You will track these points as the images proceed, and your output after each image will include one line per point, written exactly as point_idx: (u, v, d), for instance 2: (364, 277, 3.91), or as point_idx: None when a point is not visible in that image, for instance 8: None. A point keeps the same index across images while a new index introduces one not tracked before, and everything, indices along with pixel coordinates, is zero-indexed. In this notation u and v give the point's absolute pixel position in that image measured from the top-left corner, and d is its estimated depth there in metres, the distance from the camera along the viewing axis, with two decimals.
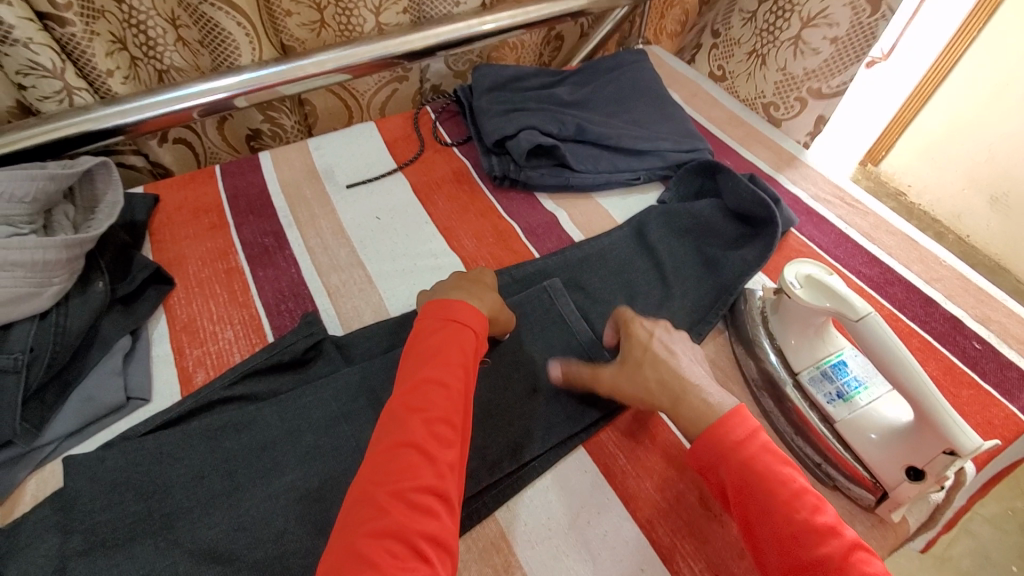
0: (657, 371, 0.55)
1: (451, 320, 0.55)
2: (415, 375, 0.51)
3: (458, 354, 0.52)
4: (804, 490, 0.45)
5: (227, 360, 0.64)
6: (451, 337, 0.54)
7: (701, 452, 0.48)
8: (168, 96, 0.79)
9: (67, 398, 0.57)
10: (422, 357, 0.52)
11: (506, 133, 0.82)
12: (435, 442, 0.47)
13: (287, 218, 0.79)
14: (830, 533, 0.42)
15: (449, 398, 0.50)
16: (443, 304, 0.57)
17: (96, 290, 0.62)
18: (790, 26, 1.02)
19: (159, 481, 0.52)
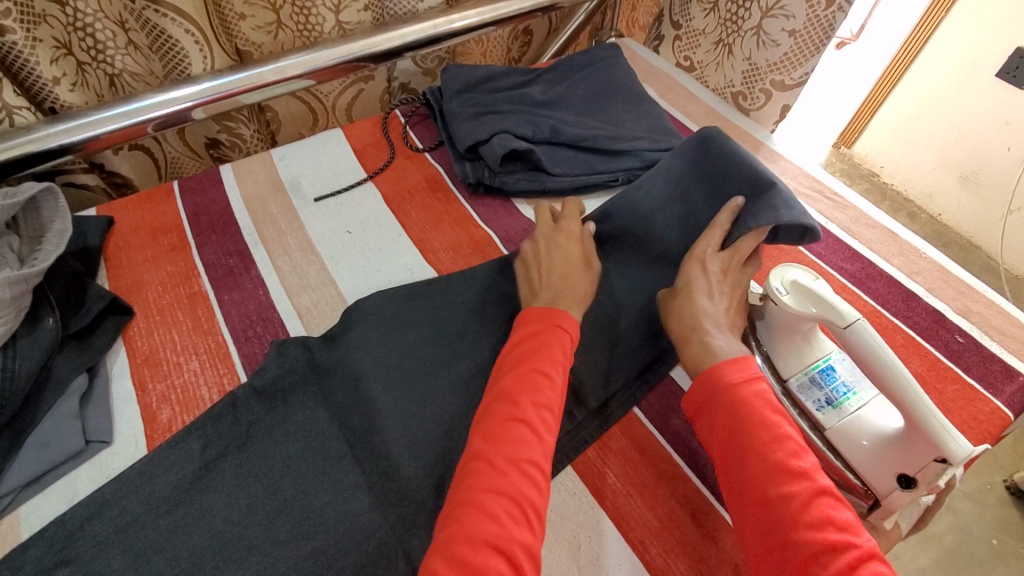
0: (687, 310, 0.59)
1: (551, 325, 0.57)
2: (521, 365, 0.54)
3: (561, 354, 0.55)
4: (788, 436, 0.48)
5: (193, 394, 0.60)
6: (554, 339, 0.56)
7: (702, 391, 0.53)
8: (120, 110, 0.75)
9: (21, 447, 0.54)
10: (529, 349, 0.55)
11: (479, 138, 0.79)
12: (541, 428, 0.50)
13: (252, 236, 0.76)
14: (801, 477, 0.45)
15: (554, 385, 0.52)
16: (548, 310, 0.59)
17: (46, 327, 0.58)
18: (751, 17, 1.00)
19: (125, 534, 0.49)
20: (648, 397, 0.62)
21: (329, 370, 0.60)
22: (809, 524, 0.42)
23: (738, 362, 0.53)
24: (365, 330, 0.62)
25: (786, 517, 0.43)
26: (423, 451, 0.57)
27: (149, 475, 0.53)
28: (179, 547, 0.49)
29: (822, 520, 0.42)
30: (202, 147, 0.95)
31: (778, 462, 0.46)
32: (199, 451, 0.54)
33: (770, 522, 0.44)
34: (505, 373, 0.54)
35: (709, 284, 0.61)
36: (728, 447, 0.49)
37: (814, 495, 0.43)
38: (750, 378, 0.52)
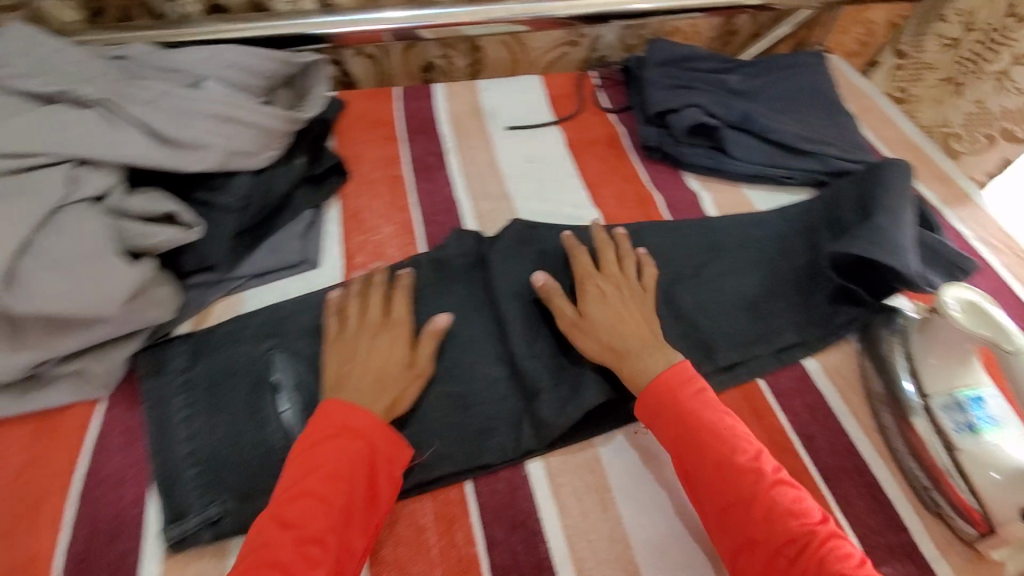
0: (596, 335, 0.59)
1: (337, 432, 0.51)
2: (298, 484, 0.48)
3: (347, 471, 0.49)
4: (738, 438, 0.52)
5: (384, 251, 0.72)
6: (338, 449, 0.50)
7: (648, 402, 0.55)
8: (372, 15, 0.91)
9: (258, 247, 0.68)
10: (310, 466, 0.49)
11: (670, 107, 0.83)
12: (302, 562, 0.44)
13: (451, 144, 0.87)
14: (756, 475, 0.49)
15: (331, 511, 0.47)
16: (339, 410, 0.52)
17: (296, 164, 0.71)
18: (999, 60, 0.98)
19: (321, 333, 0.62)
20: (775, 375, 0.64)
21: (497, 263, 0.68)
22: (777, 515, 0.47)
23: (679, 368, 0.55)
24: (534, 239, 0.70)
25: (750, 514, 0.48)
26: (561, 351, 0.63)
27: None
28: None
29: (783, 511, 0.48)
30: (418, 71, 1.09)
31: (736, 466, 0.50)
32: None
33: (735, 522, 0.48)
34: (285, 484, 0.48)
35: (615, 300, 0.62)
36: (683, 460, 0.52)
37: (778, 490, 0.49)
38: (690, 385, 0.55)
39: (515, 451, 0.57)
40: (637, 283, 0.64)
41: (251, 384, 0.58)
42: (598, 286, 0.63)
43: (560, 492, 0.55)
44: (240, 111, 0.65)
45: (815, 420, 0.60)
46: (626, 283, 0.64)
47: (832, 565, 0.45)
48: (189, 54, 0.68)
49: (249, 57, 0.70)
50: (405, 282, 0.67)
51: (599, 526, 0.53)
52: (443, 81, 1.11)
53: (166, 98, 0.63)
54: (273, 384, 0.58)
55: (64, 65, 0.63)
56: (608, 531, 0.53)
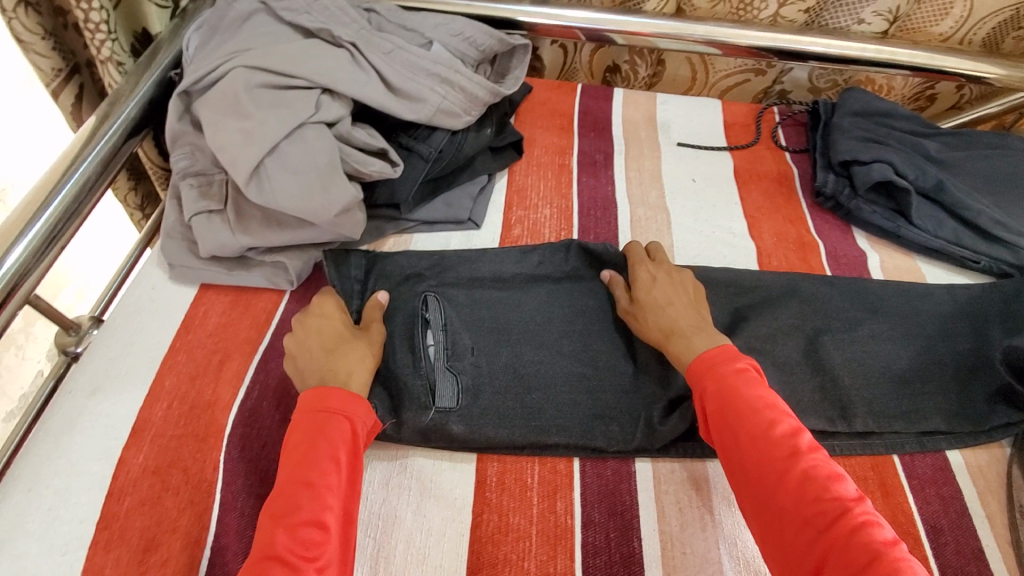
0: (652, 317, 0.62)
1: (324, 409, 0.53)
2: (287, 476, 0.49)
3: (331, 452, 0.50)
4: (776, 413, 0.51)
5: (539, 230, 0.77)
6: (323, 429, 0.52)
7: (695, 378, 0.56)
8: (576, 13, 0.96)
9: (434, 198, 0.75)
10: (295, 457, 0.50)
11: (858, 158, 0.80)
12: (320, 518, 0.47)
13: (619, 146, 0.90)
14: (793, 453, 0.49)
15: (318, 493, 0.48)
16: (319, 395, 0.53)
17: (484, 133, 0.78)
18: None
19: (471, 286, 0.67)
20: (912, 456, 0.60)
21: None
22: (809, 487, 0.46)
23: (724, 351, 0.56)
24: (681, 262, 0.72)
25: (781, 487, 0.47)
26: None
27: (498, 260, 0.70)
28: (500, 319, 0.65)
29: (819, 487, 0.46)
30: (600, 71, 1.14)
31: (771, 437, 0.50)
32: (533, 263, 0.70)
33: (766, 492, 0.48)
34: (285, 469, 0.50)
35: (666, 285, 0.64)
36: (719, 428, 0.52)
37: (812, 464, 0.48)
38: (736, 362, 0.55)
39: (628, 445, 0.58)
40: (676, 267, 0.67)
41: (407, 315, 0.64)
42: (648, 272, 0.66)
43: (660, 496, 0.56)
44: (455, 76, 0.72)
45: (947, 514, 0.56)
46: (678, 273, 0.66)
47: (859, 540, 0.43)
48: (423, 18, 0.77)
49: (471, 30, 0.77)
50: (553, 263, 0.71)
51: (695, 542, 0.53)
52: (620, 87, 1.14)
53: (399, 52, 0.72)
54: (425, 320, 0.64)
55: (326, 8, 0.73)
56: (702, 550, 0.53)
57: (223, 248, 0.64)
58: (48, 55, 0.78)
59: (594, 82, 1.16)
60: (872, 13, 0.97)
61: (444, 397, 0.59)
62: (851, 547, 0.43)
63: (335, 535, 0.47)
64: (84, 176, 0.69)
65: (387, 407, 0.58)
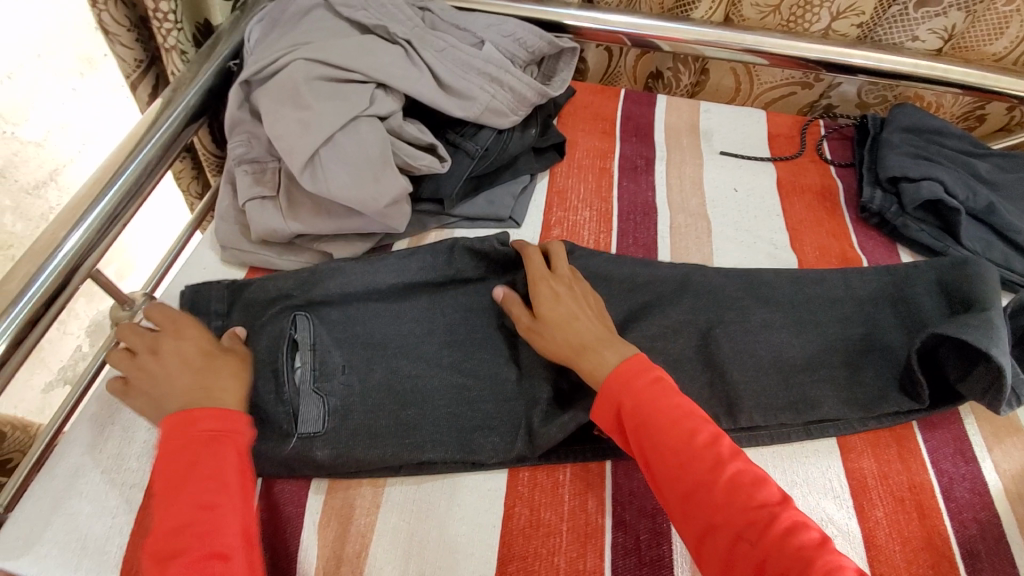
0: (561, 334, 0.58)
1: (192, 438, 0.49)
2: (167, 501, 0.46)
3: (217, 472, 0.48)
4: (694, 421, 0.50)
5: (578, 231, 0.78)
6: (203, 449, 0.48)
7: (607, 398, 0.53)
8: (625, 19, 0.96)
9: (477, 195, 0.76)
10: (173, 482, 0.47)
11: (906, 174, 0.79)
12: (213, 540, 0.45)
13: (661, 152, 0.90)
14: (717, 465, 0.47)
15: (211, 515, 0.46)
16: (184, 418, 0.49)
17: (530, 133, 0.79)
18: None
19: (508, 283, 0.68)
20: (951, 480, 0.59)
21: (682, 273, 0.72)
22: (737, 497, 0.46)
23: (634, 362, 0.54)
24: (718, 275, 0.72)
25: (712, 500, 0.46)
26: (731, 374, 0.63)
27: None
28: None
29: (747, 496, 0.46)
30: (644, 76, 1.14)
31: (695, 448, 0.48)
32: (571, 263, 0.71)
33: (698, 508, 0.47)
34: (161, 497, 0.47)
35: (569, 300, 0.60)
36: (641, 445, 0.50)
37: (734, 470, 0.47)
38: (648, 374, 0.53)
39: None
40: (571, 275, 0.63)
41: (273, 335, 0.60)
42: (549, 287, 0.61)
43: None
44: (505, 76, 0.74)
45: (987, 542, 0.55)
46: (579, 285, 0.63)
47: (791, 546, 0.42)
48: (476, 18, 0.78)
49: (521, 31, 0.79)
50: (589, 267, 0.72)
51: None
52: (662, 93, 1.14)
53: (451, 51, 0.73)
54: (292, 340, 0.59)
55: (384, 6, 0.75)
56: None
57: (276, 233, 0.66)
58: (131, 46, 0.81)
59: (636, 87, 1.16)
60: (927, 31, 0.96)
61: (313, 423, 0.56)
62: (785, 554, 0.42)
63: (240, 557, 0.45)
64: (147, 158, 0.72)
65: None
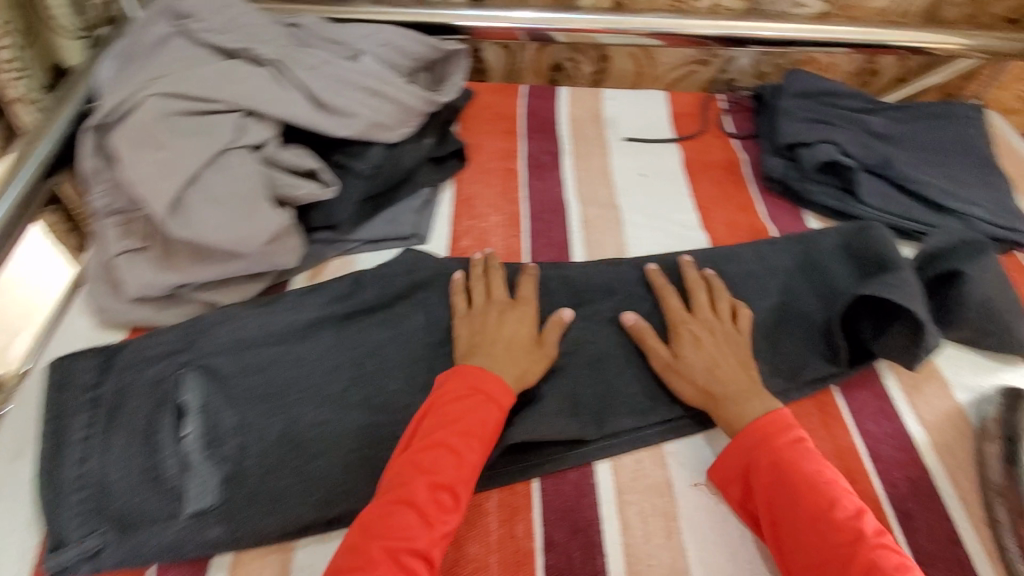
0: (704, 376, 0.58)
1: (473, 388, 0.54)
2: (404, 478, 0.49)
3: (453, 469, 0.50)
4: (837, 492, 0.49)
5: (488, 239, 0.75)
6: (460, 438, 0.51)
7: (730, 455, 0.54)
8: (514, 14, 0.94)
9: (376, 215, 0.72)
10: (420, 456, 0.50)
11: (803, 140, 0.79)
12: (435, 507, 0.48)
13: (566, 146, 0.88)
14: (854, 534, 0.46)
15: (429, 515, 0.47)
16: (457, 401, 0.53)
17: (425, 143, 0.76)
18: None
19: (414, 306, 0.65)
20: (876, 442, 0.59)
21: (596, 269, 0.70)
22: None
23: (783, 420, 0.54)
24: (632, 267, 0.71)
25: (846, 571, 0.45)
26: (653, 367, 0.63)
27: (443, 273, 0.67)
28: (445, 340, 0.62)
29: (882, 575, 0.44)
30: (546, 70, 1.11)
31: (834, 520, 0.47)
32: None
33: None
34: (421, 429, 0.53)
35: (712, 346, 0.60)
36: (768, 504, 0.50)
37: (878, 552, 0.45)
38: (788, 434, 0.53)
39: (586, 456, 0.57)
40: (729, 323, 0.63)
41: (154, 403, 0.55)
42: (690, 329, 0.61)
43: (623, 509, 0.54)
44: (385, 88, 0.70)
45: (914, 496, 0.56)
46: (720, 327, 0.62)
47: None
48: (352, 30, 0.74)
49: (401, 38, 0.75)
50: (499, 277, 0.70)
51: (661, 553, 0.51)
52: (565, 84, 1.13)
53: (326, 66, 0.69)
54: (178, 406, 0.55)
55: (245, 27, 0.70)
56: (669, 561, 0.51)
57: (150, 288, 0.60)
58: None
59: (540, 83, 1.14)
60: None
61: (200, 498, 0.51)
62: None
63: None
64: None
65: (120, 524, 0.51)
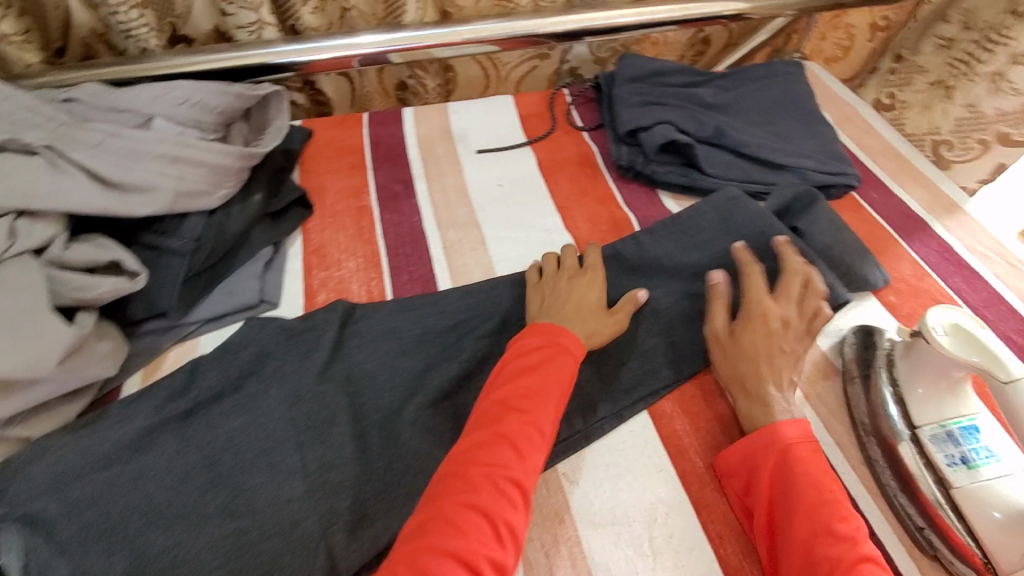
0: (756, 372, 0.58)
1: (553, 340, 0.57)
2: (495, 421, 0.51)
3: (541, 417, 0.52)
4: (839, 506, 0.48)
5: (346, 287, 0.70)
6: (542, 380, 0.54)
7: (738, 451, 0.54)
8: (337, 42, 0.88)
9: (213, 290, 0.65)
10: (509, 398, 0.53)
11: (641, 124, 0.81)
12: (526, 441, 0.50)
13: (418, 170, 0.84)
14: (846, 543, 0.46)
15: (521, 455, 0.49)
16: (531, 353, 0.56)
17: (254, 201, 0.69)
18: (993, 61, 0.93)
19: (267, 383, 0.58)
20: None
21: (462, 296, 0.67)
22: None
23: (798, 424, 0.53)
24: (501, 286, 0.69)
25: None
26: None
27: (297, 338, 0.62)
28: (307, 414, 0.56)
29: None
30: (392, 88, 1.07)
31: (833, 530, 0.47)
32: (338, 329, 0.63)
33: None
34: (500, 380, 0.55)
35: (778, 340, 0.59)
36: (770, 502, 0.50)
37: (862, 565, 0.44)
38: (807, 443, 0.53)
39: None
40: (807, 322, 0.61)
41: None
42: (766, 320, 0.60)
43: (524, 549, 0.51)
44: (188, 150, 0.63)
45: None
46: (805, 326, 0.61)
47: None
48: (139, 92, 0.66)
49: (199, 92, 0.67)
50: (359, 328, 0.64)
51: None
52: (415, 103, 1.09)
53: (113, 139, 0.61)
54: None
55: None
56: None
57: None
58: None
59: (391, 104, 1.10)
60: None
61: None
62: None
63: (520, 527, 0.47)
64: None
65: None
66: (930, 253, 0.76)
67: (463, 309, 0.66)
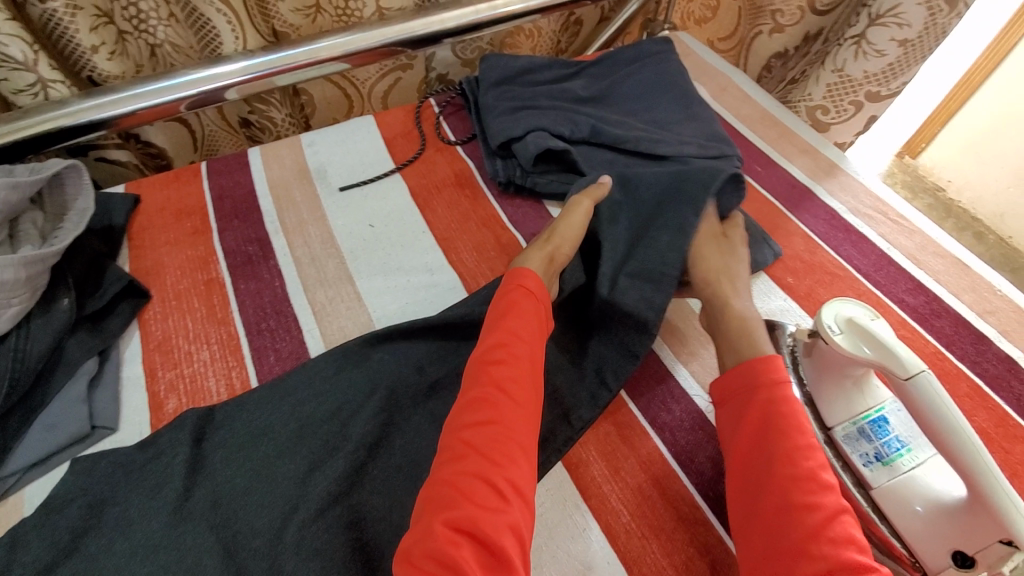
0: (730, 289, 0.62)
1: (518, 288, 0.57)
2: (480, 378, 0.50)
3: (526, 362, 0.51)
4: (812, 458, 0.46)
5: (202, 385, 0.59)
6: (515, 327, 0.54)
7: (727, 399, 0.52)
8: (154, 86, 0.74)
9: (29, 428, 0.53)
10: (487, 355, 0.52)
11: (513, 135, 0.75)
12: (509, 391, 0.49)
13: (273, 223, 0.74)
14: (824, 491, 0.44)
15: (509, 406, 0.48)
16: (511, 303, 0.56)
17: (60, 308, 0.58)
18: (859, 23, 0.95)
19: (106, 538, 0.47)
20: (672, 432, 0.57)
21: (341, 370, 0.59)
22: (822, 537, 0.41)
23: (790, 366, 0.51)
24: (384, 348, 0.61)
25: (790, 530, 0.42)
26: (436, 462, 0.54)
27: (144, 472, 0.51)
28: (160, 566, 0.46)
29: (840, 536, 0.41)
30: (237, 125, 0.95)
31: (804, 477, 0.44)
32: (192, 447, 0.53)
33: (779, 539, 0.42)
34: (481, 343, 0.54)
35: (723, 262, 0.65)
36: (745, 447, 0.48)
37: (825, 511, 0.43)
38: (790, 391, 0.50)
39: None
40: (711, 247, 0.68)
41: None
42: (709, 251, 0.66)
43: None
44: None
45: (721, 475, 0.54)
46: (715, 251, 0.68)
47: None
48: None
49: None
50: (218, 438, 0.54)
51: None
52: (266, 138, 0.96)
53: None
54: None
55: None
56: None
57: None
58: None
59: (242, 143, 0.98)
60: None
61: None
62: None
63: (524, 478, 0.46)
64: None
65: None
66: (819, 224, 0.75)
67: (343, 386, 0.57)
